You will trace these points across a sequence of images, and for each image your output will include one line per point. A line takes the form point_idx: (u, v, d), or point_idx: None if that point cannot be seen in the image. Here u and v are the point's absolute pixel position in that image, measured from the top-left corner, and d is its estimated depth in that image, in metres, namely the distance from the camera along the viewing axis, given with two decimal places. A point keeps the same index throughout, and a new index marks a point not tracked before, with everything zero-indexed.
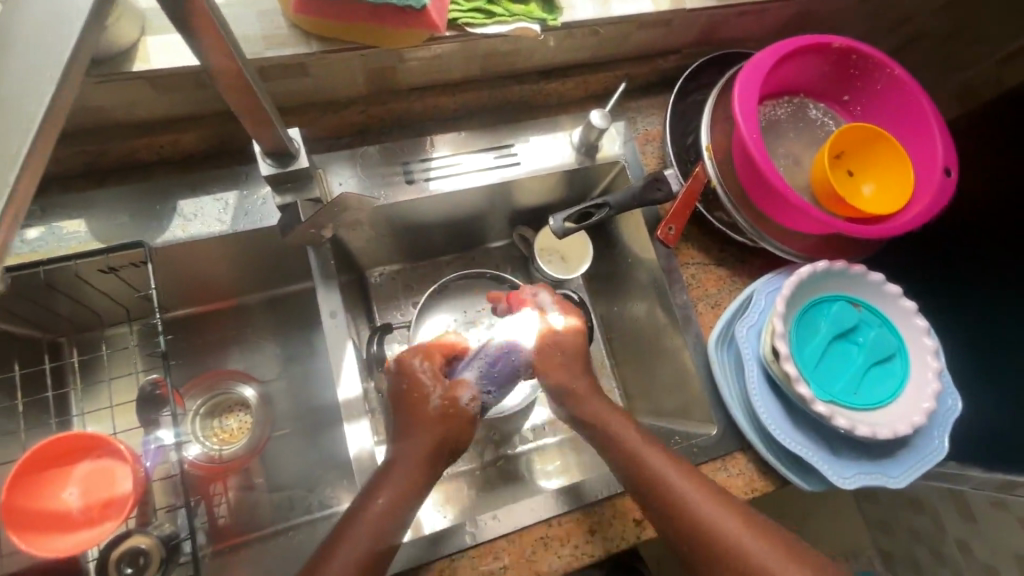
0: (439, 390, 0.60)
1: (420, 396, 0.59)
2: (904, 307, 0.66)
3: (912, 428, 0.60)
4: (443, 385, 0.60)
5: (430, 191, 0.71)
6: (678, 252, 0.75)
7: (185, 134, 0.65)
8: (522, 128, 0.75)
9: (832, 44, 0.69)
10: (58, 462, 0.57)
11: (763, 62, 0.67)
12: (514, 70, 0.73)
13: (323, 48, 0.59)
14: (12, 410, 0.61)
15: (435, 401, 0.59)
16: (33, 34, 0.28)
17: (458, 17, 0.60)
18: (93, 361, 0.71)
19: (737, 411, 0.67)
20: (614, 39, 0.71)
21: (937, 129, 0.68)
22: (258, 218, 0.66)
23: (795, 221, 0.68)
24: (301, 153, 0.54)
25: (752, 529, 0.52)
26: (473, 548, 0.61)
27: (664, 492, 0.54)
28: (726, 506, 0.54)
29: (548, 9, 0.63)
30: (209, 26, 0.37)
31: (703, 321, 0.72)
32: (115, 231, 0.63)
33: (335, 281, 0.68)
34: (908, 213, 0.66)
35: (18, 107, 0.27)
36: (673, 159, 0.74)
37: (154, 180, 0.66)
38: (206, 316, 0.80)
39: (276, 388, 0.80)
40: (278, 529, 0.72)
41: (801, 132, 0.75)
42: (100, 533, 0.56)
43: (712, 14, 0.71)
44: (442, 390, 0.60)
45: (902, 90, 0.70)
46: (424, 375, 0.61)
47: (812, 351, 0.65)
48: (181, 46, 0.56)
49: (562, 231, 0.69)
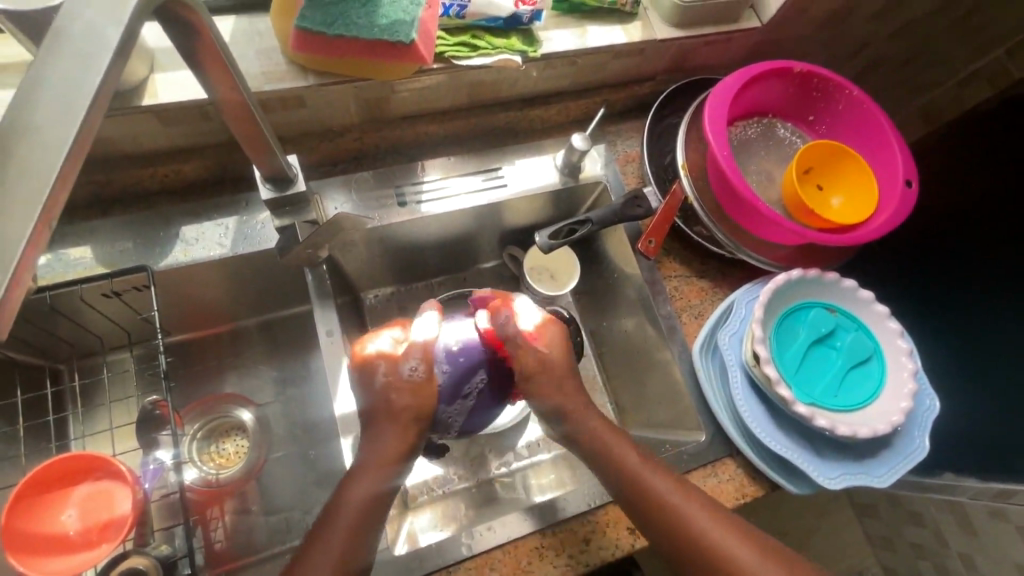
0: (385, 366, 0.59)
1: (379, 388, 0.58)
2: (877, 311, 0.69)
3: (891, 426, 0.62)
4: (388, 361, 0.60)
5: (421, 213, 0.74)
6: (661, 266, 0.78)
7: (188, 164, 0.68)
8: (508, 152, 0.79)
9: (793, 69, 0.74)
10: (58, 484, 0.58)
11: (730, 86, 0.72)
12: (499, 99, 0.78)
13: (320, 81, 0.63)
14: (13, 434, 0.63)
15: (380, 377, 0.59)
16: (58, 63, 0.28)
17: (444, 51, 0.64)
18: (93, 385, 0.73)
19: (723, 417, 0.69)
20: (590, 69, 0.76)
21: (896, 143, 0.72)
22: (257, 241, 0.69)
23: (769, 233, 0.71)
24: (299, 178, 0.57)
25: (723, 525, 0.54)
26: (470, 558, 0.62)
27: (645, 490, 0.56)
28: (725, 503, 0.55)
29: (529, 42, 0.68)
30: (218, 63, 0.41)
31: (688, 330, 0.75)
32: (118, 257, 0.66)
33: (330, 300, 0.70)
34: (875, 221, 0.69)
35: (36, 131, 0.27)
36: (651, 178, 0.78)
37: (157, 208, 0.69)
38: (203, 341, 0.82)
39: (273, 410, 0.81)
40: (274, 553, 0.72)
41: (771, 151, 0.79)
42: (97, 555, 0.56)
43: (682, 44, 0.76)
44: (387, 365, 0.59)
45: (862, 109, 0.75)
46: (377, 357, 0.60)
47: (792, 356, 0.67)
48: (187, 83, 0.60)
49: (548, 247, 0.71)
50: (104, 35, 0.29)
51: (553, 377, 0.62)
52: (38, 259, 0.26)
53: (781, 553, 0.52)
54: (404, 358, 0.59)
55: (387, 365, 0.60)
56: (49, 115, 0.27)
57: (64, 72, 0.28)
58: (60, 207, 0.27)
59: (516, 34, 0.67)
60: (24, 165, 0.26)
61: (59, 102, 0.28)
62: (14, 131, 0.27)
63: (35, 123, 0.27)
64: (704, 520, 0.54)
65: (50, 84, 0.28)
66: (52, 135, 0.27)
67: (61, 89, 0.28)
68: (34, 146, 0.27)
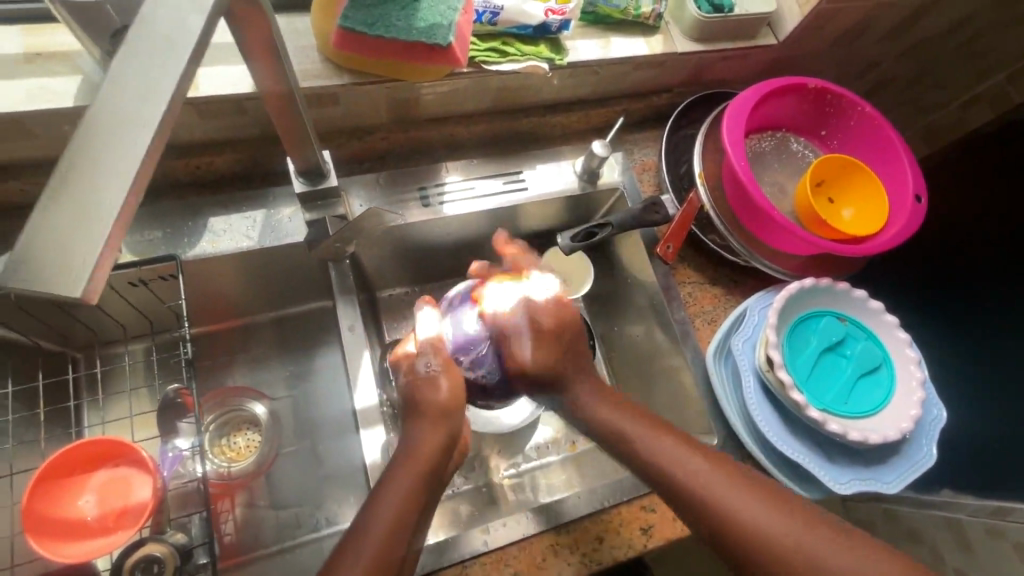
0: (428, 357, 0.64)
1: (425, 381, 0.62)
2: (885, 321, 0.71)
3: (900, 433, 0.64)
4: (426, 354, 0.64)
5: (443, 213, 0.75)
6: (675, 272, 0.80)
7: (220, 156, 0.70)
8: (528, 157, 0.81)
9: (808, 85, 0.77)
10: (81, 469, 0.59)
11: (748, 99, 0.74)
12: (522, 105, 0.80)
13: (354, 79, 0.65)
14: (32, 419, 0.63)
15: (423, 369, 0.63)
16: (137, 45, 0.29)
17: (476, 56, 0.67)
18: (112, 372, 0.73)
19: (736, 421, 0.70)
20: (613, 78, 0.78)
21: (906, 158, 0.75)
22: (283, 234, 0.70)
23: (783, 242, 0.73)
24: (330, 173, 0.60)
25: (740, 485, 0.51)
26: (485, 554, 0.63)
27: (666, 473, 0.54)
28: (728, 478, 0.52)
29: (556, 50, 0.70)
30: (272, 60, 0.43)
31: (701, 335, 0.77)
32: (147, 246, 0.67)
33: (352, 296, 0.71)
34: (888, 232, 0.71)
35: (114, 112, 0.28)
36: (668, 186, 0.80)
37: (186, 198, 0.70)
38: (218, 334, 0.82)
39: (285, 405, 0.82)
40: (283, 547, 0.73)
41: (784, 164, 0.82)
42: (116, 540, 0.56)
43: (701, 57, 0.79)
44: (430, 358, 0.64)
45: (873, 125, 0.78)
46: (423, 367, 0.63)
47: (803, 362, 0.69)
48: (227, 78, 0.62)
49: (569, 249, 0.73)
50: (187, 24, 0.30)
51: (546, 351, 0.67)
52: (124, 233, 0.28)
53: (814, 518, 0.49)
54: (415, 360, 0.64)
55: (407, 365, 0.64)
56: (131, 97, 0.28)
57: (146, 53, 0.29)
58: (142, 185, 0.28)
59: (544, 41, 0.70)
60: (106, 146, 0.27)
61: (143, 84, 0.29)
62: (92, 111, 0.28)
63: (118, 102, 0.28)
64: (722, 492, 0.51)
65: (133, 64, 0.29)
66: (136, 116, 0.28)
67: (144, 70, 0.29)
68: (114, 128, 0.28)
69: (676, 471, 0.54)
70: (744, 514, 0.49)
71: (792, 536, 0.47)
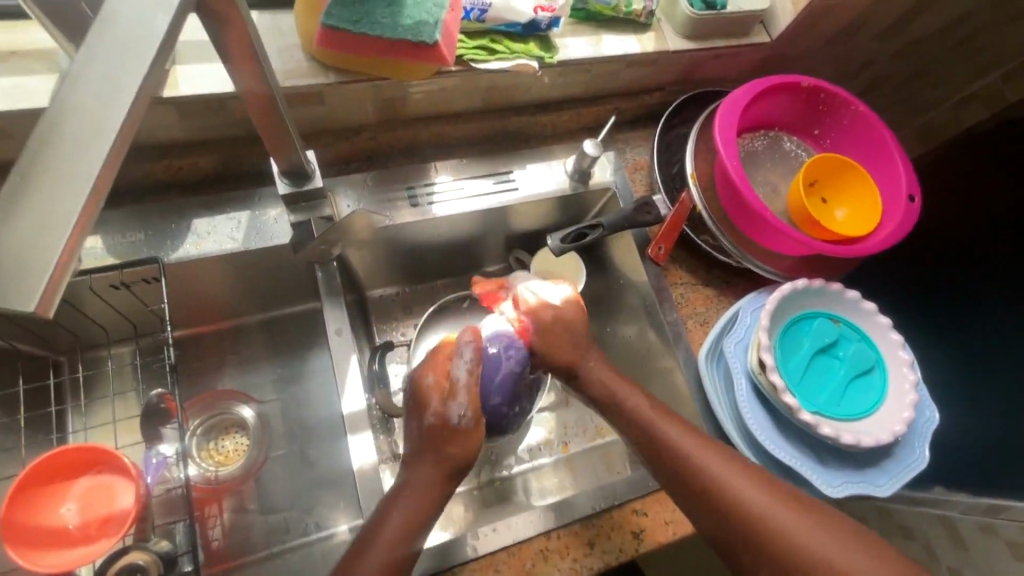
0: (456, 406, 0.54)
1: (461, 433, 0.54)
2: (879, 323, 0.70)
3: (893, 435, 0.63)
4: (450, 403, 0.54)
5: (432, 213, 0.74)
6: (667, 273, 0.79)
7: (204, 157, 0.69)
8: (519, 156, 0.80)
9: (801, 83, 0.76)
10: (60, 477, 0.58)
11: (740, 98, 0.73)
12: (513, 104, 0.79)
13: (341, 79, 0.64)
14: (12, 426, 0.62)
15: (455, 416, 0.54)
16: (98, 43, 0.28)
17: (464, 54, 0.65)
18: (95, 377, 0.72)
19: (728, 424, 0.69)
20: (604, 77, 0.78)
21: (899, 158, 0.75)
22: (268, 235, 0.69)
23: (775, 243, 0.73)
24: (316, 174, 0.59)
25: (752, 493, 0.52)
26: (474, 560, 0.62)
27: (666, 462, 0.55)
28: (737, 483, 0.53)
29: (546, 48, 0.69)
30: (249, 59, 0.42)
31: (693, 337, 0.76)
32: (128, 248, 0.66)
33: (340, 298, 0.70)
34: (881, 233, 0.71)
35: (75, 112, 0.27)
36: (661, 186, 0.79)
37: (170, 200, 0.69)
38: (205, 335, 0.81)
39: (273, 408, 0.80)
40: (272, 552, 0.72)
41: (778, 163, 0.81)
42: (97, 549, 0.55)
43: (693, 56, 0.78)
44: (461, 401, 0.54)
45: (866, 124, 0.77)
46: (452, 415, 0.54)
47: (796, 364, 0.68)
48: (209, 77, 0.61)
49: (560, 250, 0.72)
50: (154, 23, 0.29)
51: (572, 305, 0.64)
52: (84, 239, 0.26)
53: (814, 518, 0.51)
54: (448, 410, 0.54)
55: (436, 403, 0.55)
56: (93, 99, 0.27)
57: (109, 54, 0.28)
58: (102, 190, 0.27)
59: (533, 39, 0.69)
60: (64, 148, 0.26)
61: (106, 84, 0.28)
62: (53, 112, 0.27)
63: (80, 102, 0.27)
64: (741, 486, 0.52)
65: (98, 63, 0.28)
66: (98, 118, 0.27)
67: (108, 70, 0.28)
68: (75, 132, 0.27)
69: (677, 464, 0.55)
70: (763, 513, 0.51)
71: (794, 537, 0.49)
